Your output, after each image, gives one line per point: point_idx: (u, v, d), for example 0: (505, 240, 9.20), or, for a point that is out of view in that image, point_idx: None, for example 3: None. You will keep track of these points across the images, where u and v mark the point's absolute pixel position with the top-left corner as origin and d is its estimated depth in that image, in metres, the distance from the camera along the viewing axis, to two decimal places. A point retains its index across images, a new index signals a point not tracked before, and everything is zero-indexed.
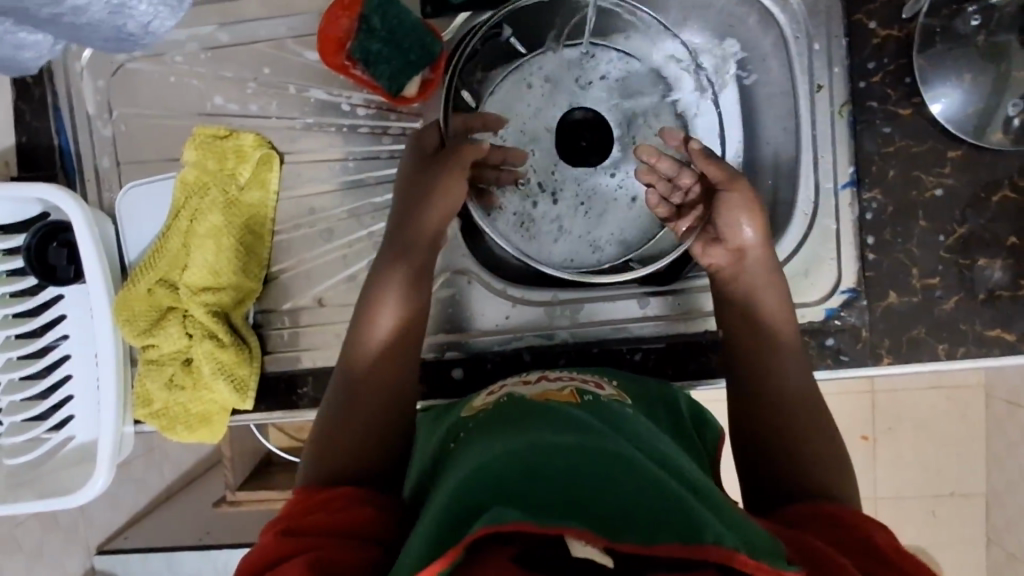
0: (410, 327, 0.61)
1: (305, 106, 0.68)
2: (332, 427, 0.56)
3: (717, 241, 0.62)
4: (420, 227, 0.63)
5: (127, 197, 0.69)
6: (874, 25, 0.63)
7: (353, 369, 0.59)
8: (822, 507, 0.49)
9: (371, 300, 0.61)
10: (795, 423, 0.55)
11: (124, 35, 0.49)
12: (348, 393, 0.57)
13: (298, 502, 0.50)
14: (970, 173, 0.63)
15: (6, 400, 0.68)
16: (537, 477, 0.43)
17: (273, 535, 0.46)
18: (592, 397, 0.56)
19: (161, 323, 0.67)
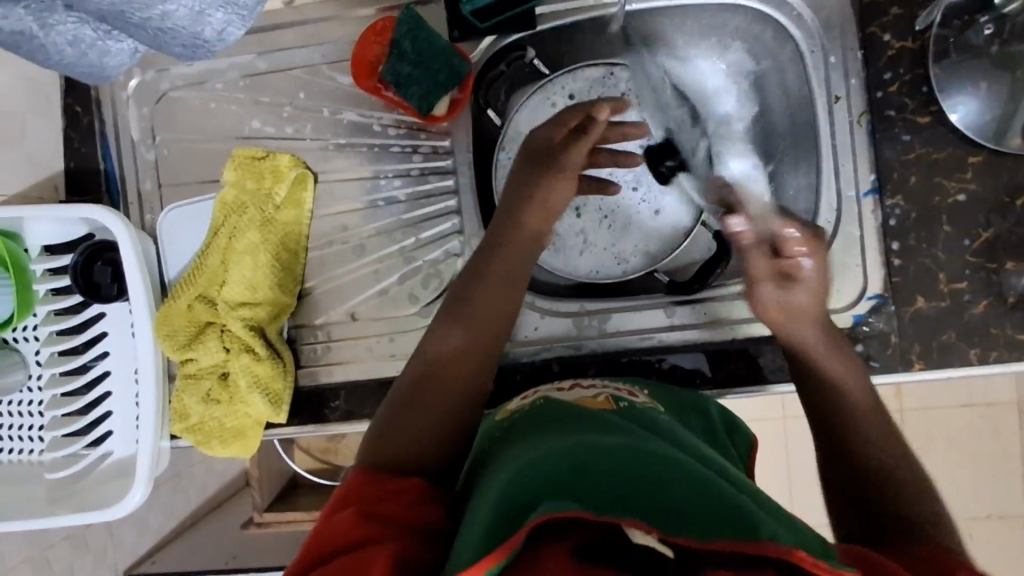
0: (484, 355, 0.61)
1: (338, 127, 0.71)
2: (378, 438, 0.54)
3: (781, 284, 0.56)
4: (498, 258, 0.63)
5: (168, 218, 0.72)
6: (889, 37, 0.65)
7: (424, 376, 0.58)
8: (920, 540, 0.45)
9: (447, 319, 0.61)
10: (878, 461, 0.52)
11: (194, 38, 0.45)
12: (408, 399, 0.56)
13: (368, 481, 0.50)
14: (992, 178, 0.64)
15: (48, 415, 0.70)
16: (585, 479, 0.44)
17: (350, 518, 0.46)
18: (627, 403, 0.57)
19: (200, 338, 0.69)
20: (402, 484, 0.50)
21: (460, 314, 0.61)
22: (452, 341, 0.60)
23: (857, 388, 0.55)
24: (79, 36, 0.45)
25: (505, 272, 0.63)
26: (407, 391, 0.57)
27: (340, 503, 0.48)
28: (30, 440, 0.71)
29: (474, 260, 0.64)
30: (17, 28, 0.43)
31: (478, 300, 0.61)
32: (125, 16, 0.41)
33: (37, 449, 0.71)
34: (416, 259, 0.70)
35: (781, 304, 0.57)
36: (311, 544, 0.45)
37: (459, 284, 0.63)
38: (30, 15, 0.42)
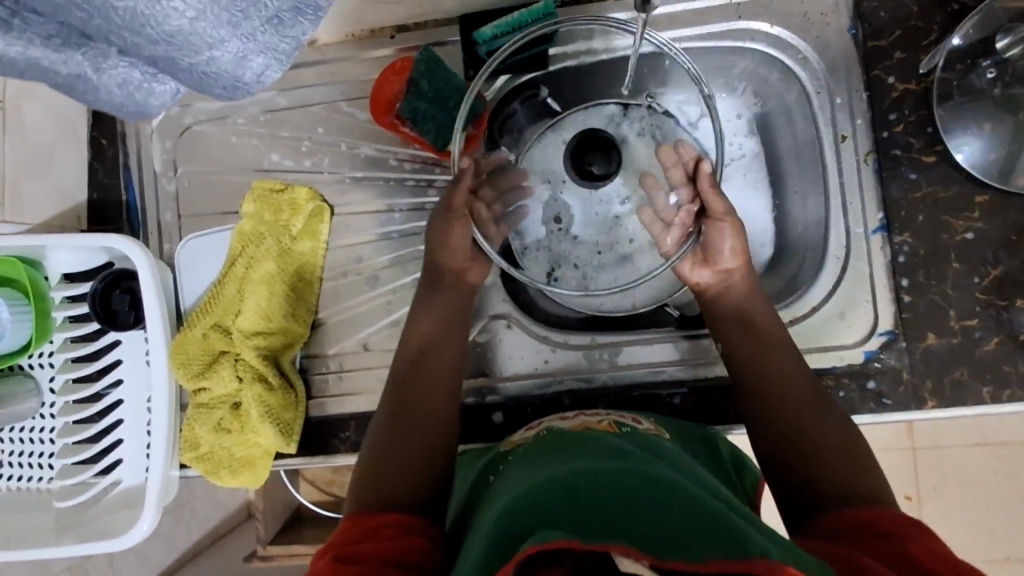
0: (446, 383, 0.63)
1: (355, 161, 0.73)
2: (369, 470, 0.57)
3: (705, 263, 0.66)
4: (446, 296, 0.67)
5: (187, 247, 0.73)
6: (893, 79, 0.67)
7: (392, 414, 0.60)
8: (856, 510, 0.49)
9: (416, 348, 0.64)
10: (813, 435, 0.56)
11: (236, 82, 0.39)
12: (389, 429, 0.59)
13: (353, 525, 0.52)
14: (1000, 216, 0.65)
15: (60, 442, 0.71)
16: (575, 502, 0.45)
17: (325, 562, 0.47)
18: (630, 428, 0.58)
19: (213, 367, 0.69)
20: (384, 523, 0.52)
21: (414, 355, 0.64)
22: (423, 370, 0.63)
23: (789, 366, 0.60)
24: (126, 78, 0.39)
25: (456, 306, 0.66)
26: (384, 431, 0.60)
27: (322, 550, 0.50)
28: (40, 467, 0.71)
29: (426, 302, 0.67)
30: (72, 72, 0.37)
31: (433, 330, 0.65)
32: (172, 61, 0.35)
33: (47, 476, 0.71)
34: None
35: (692, 280, 0.67)
36: None
37: (416, 318, 0.66)
38: (86, 59, 0.36)
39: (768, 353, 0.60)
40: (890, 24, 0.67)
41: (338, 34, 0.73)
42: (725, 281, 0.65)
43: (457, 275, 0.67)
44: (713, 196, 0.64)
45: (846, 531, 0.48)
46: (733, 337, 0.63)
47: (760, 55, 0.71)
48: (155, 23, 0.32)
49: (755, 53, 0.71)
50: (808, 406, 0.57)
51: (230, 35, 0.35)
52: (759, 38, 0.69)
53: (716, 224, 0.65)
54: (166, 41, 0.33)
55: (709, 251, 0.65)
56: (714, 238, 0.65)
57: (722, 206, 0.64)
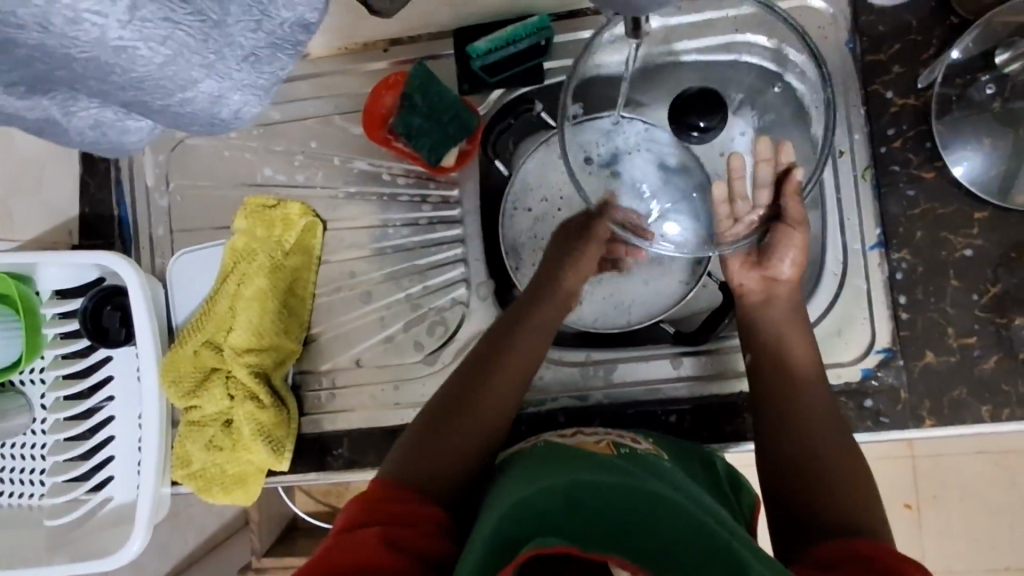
0: (518, 385, 0.62)
1: (348, 176, 0.72)
2: (409, 456, 0.57)
3: (757, 266, 0.66)
4: (532, 301, 0.66)
5: (179, 263, 0.72)
6: (891, 94, 0.66)
7: (461, 401, 0.60)
8: (852, 542, 0.48)
9: (504, 348, 0.63)
10: (823, 466, 0.55)
11: (214, 120, 0.39)
12: (445, 424, 0.59)
13: (386, 501, 0.52)
14: (999, 233, 0.64)
15: (51, 459, 0.70)
16: (577, 514, 0.44)
17: (374, 535, 0.47)
18: (628, 449, 0.57)
19: (205, 384, 0.68)
20: (421, 511, 0.51)
21: (495, 349, 0.63)
22: (504, 374, 0.62)
23: (819, 396, 0.60)
24: (100, 119, 0.39)
25: (548, 322, 0.65)
26: (441, 414, 0.59)
27: (362, 518, 0.50)
28: (31, 484, 0.70)
29: (523, 303, 0.65)
30: (39, 117, 0.38)
31: (527, 337, 0.63)
32: (144, 104, 0.36)
33: (38, 493, 0.70)
34: (423, 307, 0.70)
35: (738, 280, 0.67)
36: (329, 551, 0.47)
37: (513, 317, 0.65)
38: (54, 103, 0.37)
39: (784, 377, 0.60)
40: (888, 38, 0.66)
41: (330, 48, 0.72)
42: (768, 292, 0.65)
43: (547, 292, 0.66)
44: (794, 200, 0.64)
45: (837, 562, 0.47)
46: (756, 364, 0.63)
47: (758, 69, 0.70)
48: (121, 70, 0.33)
49: (751, 67, 0.71)
50: (831, 433, 0.57)
51: (204, 76, 0.35)
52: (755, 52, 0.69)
53: (789, 229, 0.65)
54: (133, 86, 0.34)
55: (769, 255, 0.66)
56: (780, 243, 0.65)
57: (800, 213, 0.64)
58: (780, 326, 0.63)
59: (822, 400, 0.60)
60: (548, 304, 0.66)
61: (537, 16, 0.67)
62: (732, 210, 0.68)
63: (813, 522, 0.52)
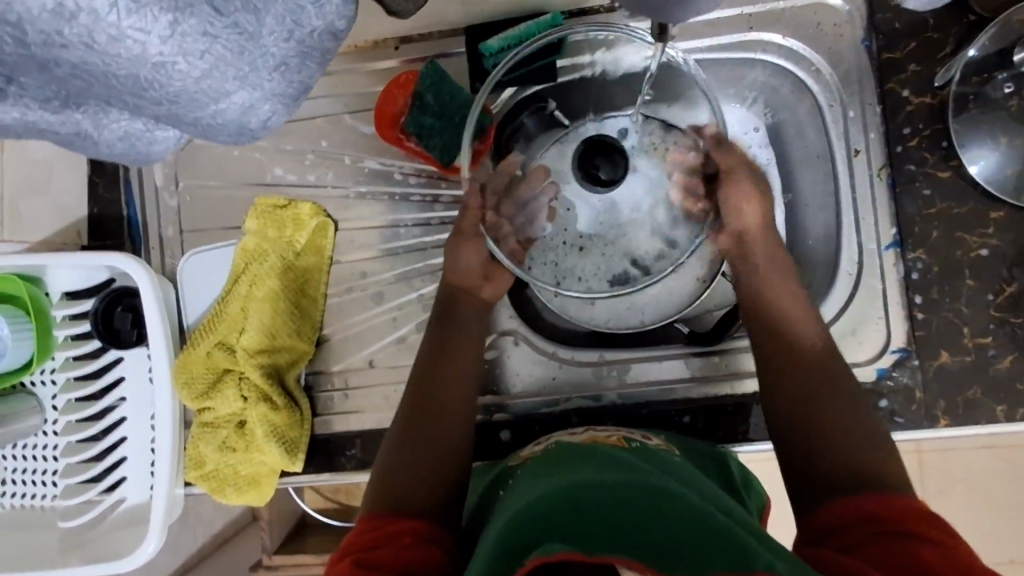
0: (467, 386, 0.63)
1: (359, 176, 0.72)
2: (386, 476, 0.58)
3: (720, 229, 0.69)
4: (466, 308, 0.66)
5: (189, 263, 0.72)
6: (907, 92, 0.65)
7: (413, 412, 0.61)
8: (860, 502, 0.48)
9: (442, 347, 0.64)
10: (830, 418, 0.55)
11: (244, 130, 0.39)
12: (405, 433, 0.60)
13: (368, 528, 0.53)
14: (1015, 232, 0.63)
15: (63, 461, 0.70)
16: (581, 515, 0.42)
17: (345, 566, 0.49)
18: (639, 444, 0.57)
19: (218, 386, 0.68)
20: (398, 527, 0.53)
21: (434, 358, 0.64)
22: (451, 368, 0.64)
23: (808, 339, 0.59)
24: (129, 130, 0.40)
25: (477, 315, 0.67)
26: (404, 425, 0.61)
27: (339, 553, 0.51)
28: (44, 485, 0.70)
29: (446, 308, 0.66)
30: (72, 130, 0.39)
31: (458, 335, 0.65)
32: (177, 116, 0.37)
33: (50, 495, 0.70)
34: None
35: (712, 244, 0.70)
36: None
37: (443, 318, 0.66)
38: (87, 116, 0.38)
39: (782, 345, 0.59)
40: (904, 36, 0.66)
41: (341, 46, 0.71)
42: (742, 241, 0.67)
43: (468, 291, 0.67)
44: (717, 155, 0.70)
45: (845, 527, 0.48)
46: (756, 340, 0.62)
47: (773, 66, 0.70)
48: (158, 84, 0.34)
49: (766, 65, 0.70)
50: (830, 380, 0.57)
51: (237, 88, 0.35)
52: (771, 50, 0.68)
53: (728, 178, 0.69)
54: (169, 100, 0.35)
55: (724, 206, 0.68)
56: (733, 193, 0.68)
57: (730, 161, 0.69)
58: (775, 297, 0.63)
59: (819, 358, 0.58)
60: (474, 301, 0.67)
61: (549, 13, 0.66)
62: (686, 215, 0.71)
63: (822, 474, 0.52)
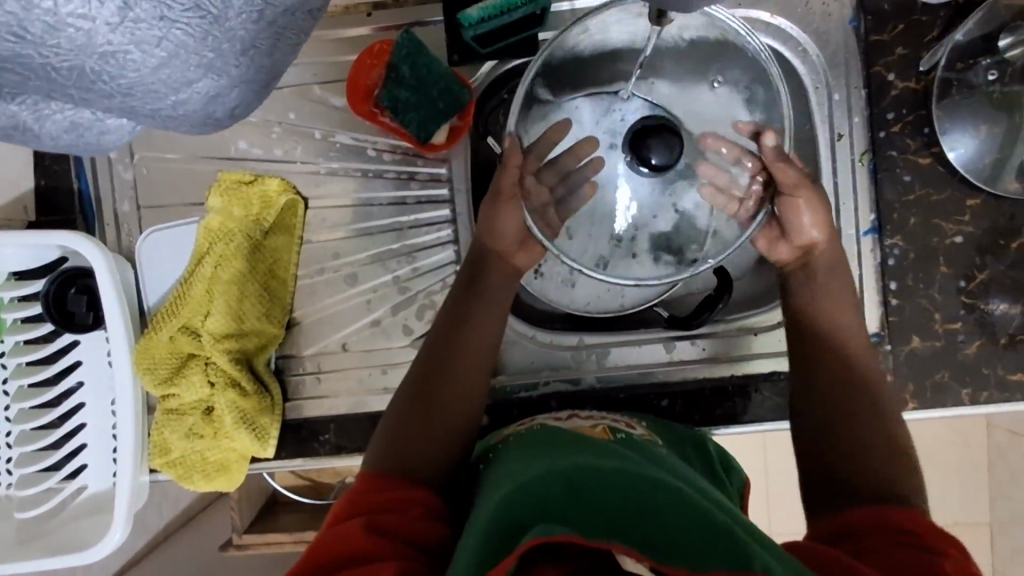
0: (484, 364, 0.61)
1: (330, 151, 0.68)
2: (394, 442, 0.56)
3: (783, 238, 0.65)
4: (493, 276, 0.64)
5: (147, 242, 0.68)
6: (892, 77, 0.65)
7: (429, 386, 0.59)
8: (874, 516, 0.49)
9: (466, 316, 0.62)
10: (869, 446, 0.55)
11: (209, 119, 0.36)
12: (421, 399, 0.58)
13: (376, 492, 0.51)
14: (989, 219, 0.64)
15: (17, 450, 0.66)
16: (578, 501, 0.42)
17: (356, 528, 0.47)
18: (625, 434, 0.56)
19: (182, 371, 0.65)
20: (410, 495, 0.51)
21: (455, 329, 0.61)
22: (474, 336, 0.61)
23: (855, 364, 0.59)
24: (76, 120, 0.36)
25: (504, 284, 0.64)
26: (419, 389, 0.59)
27: (346, 513, 0.49)
28: None
29: (470, 270, 0.64)
30: (12, 123, 0.36)
31: (484, 301, 0.63)
32: (132, 108, 0.33)
33: (4, 484, 0.66)
34: (411, 290, 0.68)
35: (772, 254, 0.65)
36: (318, 545, 0.46)
37: (469, 279, 0.64)
38: (25, 107, 0.35)
39: (836, 371, 0.58)
40: (891, 18, 0.65)
41: None
42: (805, 255, 0.64)
43: (501, 256, 0.64)
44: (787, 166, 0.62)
45: (867, 533, 0.49)
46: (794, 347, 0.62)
47: None
48: (108, 77, 0.31)
49: None
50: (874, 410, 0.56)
51: (200, 77, 0.32)
52: (758, 28, 0.67)
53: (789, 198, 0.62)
54: (122, 93, 0.32)
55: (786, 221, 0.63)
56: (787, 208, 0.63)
57: (794, 177, 0.62)
58: (841, 324, 0.60)
59: (869, 392, 0.57)
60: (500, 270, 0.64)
61: None
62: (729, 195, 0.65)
63: (839, 482, 0.54)
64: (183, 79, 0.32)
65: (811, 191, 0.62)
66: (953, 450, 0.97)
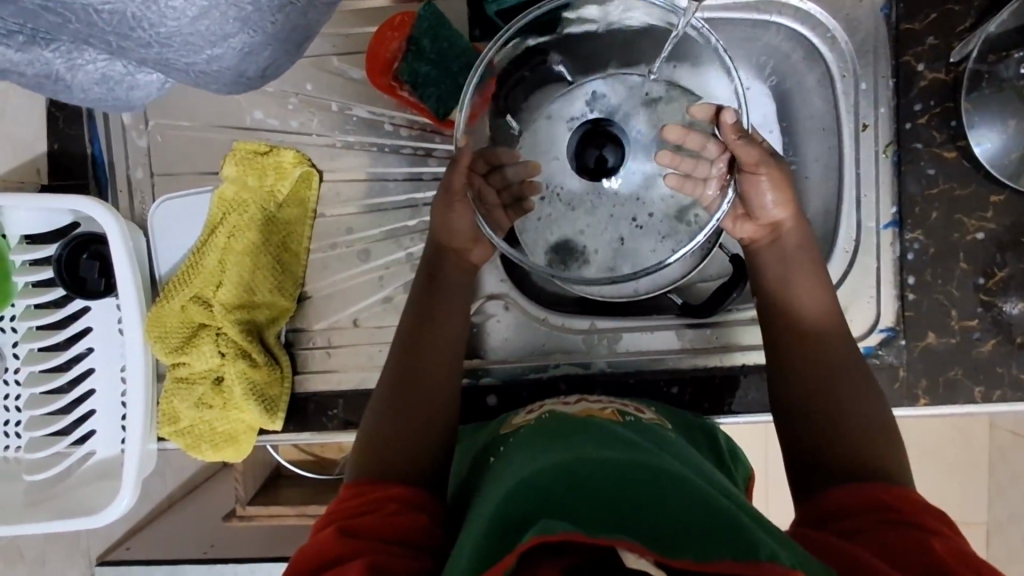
0: (454, 361, 0.62)
1: (346, 124, 0.68)
2: (371, 437, 0.56)
3: (748, 217, 0.63)
4: (453, 270, 0.64)
5: (161, 210, 0.68)
6: (922, 67, 0.64)
7: (401, 386, 0.59)
8: (872, 490, 0.47)
9: (427, 312, 0.62)
10: (853, 420, 0.53)
11: (245, 80, 0.36)
12: (393, 389, 0.59)
13: (355, 494, 0.51)
14: (1011, 217, 0.63)
15: (27, 413, 0.66)
16: (582, 494, 0.42)
17: (328, 534, 0.46)
18: (633, 418, 0.56)
19: (194, 341, 0.65)
20: (387, 493, 0.51)
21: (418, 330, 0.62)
22: (436, 329, 0.62)
23: (833, 345, 0.57)
24: (107, 73, 0.36)
25: (464, 275, 0.65)
26: (392, 383, 0.59)
27: (325, 520, 0.49)
28: (6, 437, 0.67)
29: (431, 269, 0.64)
30: (42, 72, 0.36)
31: (444, 296, 0.63)
32: (168, 63, 0.33)
33: (14, 446, 0.67)
34: None
35: (737, 233, 0.64)
36: (298, 556, 0.46)
37: (433, 274, 0.64)
38: (57, 56, 0.35)
39: (803, 359, 0.57)
40: (925, 6, 0.63)
41: None
42: (775, 233, 0.62)
43: (456, 254, 0.64)
44: (744, 146, 0.60)
45: (857, 511, 0.47)
46: (768, 322, 0.60)
47: (787, 30, 0.67)
48: (148, 26, 0.30)
49: (780, 29, 0.67)
50: (853, 392, 0.55)
51: (236, 31, 0.32)
52: (786, 13, 0.66)
53: (751, 175, 0.61)
54: (159, 43, 0.31)
55: (751, 202, 0.62)
56: (751, 187, 0.61)
57: (755, 155, 0.60)
58: (804, 312, 0.59)
59: (847, 367, 0.56)
60: (460, 264, 0.64)
61: None
62: (694, 178, 0.66)
63: (823, 467, 0.52)
64: (225, 30, 0.31)
65: (773, 168, 0.61)
66: (955, 448, 0.97)
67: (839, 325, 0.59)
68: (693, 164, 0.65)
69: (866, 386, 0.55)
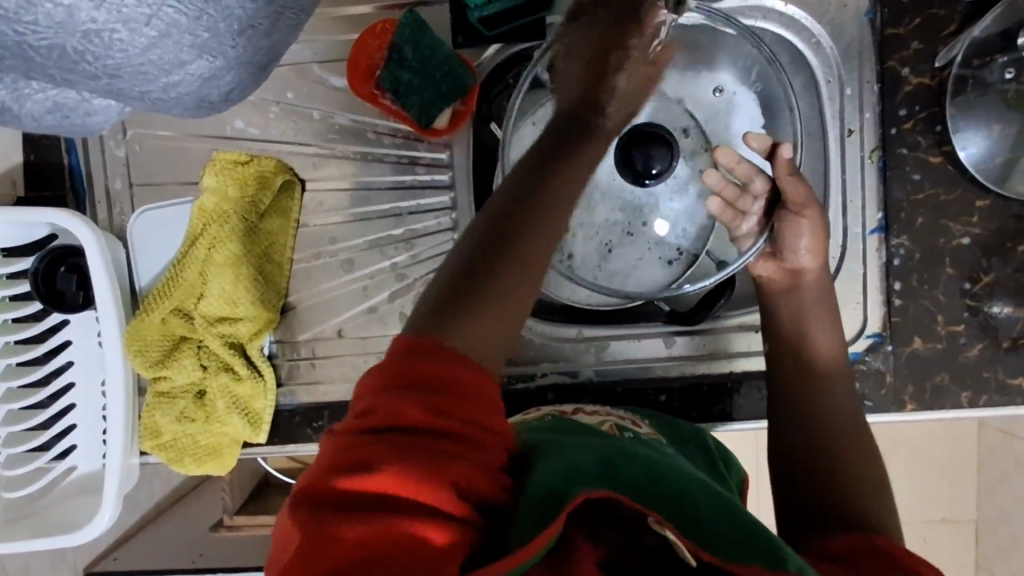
0: (524, 300, 0.42)
1: (329, 132, 0.67)
2: (450, 310, 0.39)
3: (772, 256, 0.62)
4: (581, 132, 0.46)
5: (141, 220, 0.67)
6: (906, 72, 0.64)
7: (497, 243, 0.41)
8: (869, 538, 0.46)
9: (543, 173, 0.44)
10: (839, 451, 0.55)
11: (201, 100, 0.38)
12: (500, 232, 0.41)
13: (455, 399, 0.36)
14: (996, 221, 0.63)
15: (5, 430, 0.65)
16: (614, 475, 0.41)
17: (417, 436, 0.35)
18: (633, 432, 0.54)
19: (175, 355, 0.65)
20: (490, 420, 0.37)
21: (504, 238, 0.41)
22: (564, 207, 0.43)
23: (840, 395, 0.57)
24: (59, 101, 0.38)
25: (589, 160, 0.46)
26: (497, 226, 0.41)
27: (402, 398, 0.36)
28: None
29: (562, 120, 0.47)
30: None
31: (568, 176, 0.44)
32: (124, 91, 0.35)
33: None
34: (409, 276, 0.67)
35: (755, 271, 0.63)
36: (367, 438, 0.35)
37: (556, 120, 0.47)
38: (4, 88, 0.35)
39: (804, 389, 0.58)
40: (909, 11, 0.63)
41: None
42: (793, 280, 0.61)
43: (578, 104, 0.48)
44: (789, 182, 0.59)
45: (852, 555, 0.45)
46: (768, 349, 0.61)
47: (772, 35, 0.66)
48: (93, 58, 0.32)
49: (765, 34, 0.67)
50: (847, 427, 0.56)
51: (193, 58, 0.34)
52: (771, 18, 0.65)
53: (794, 216, 0.60)
54: (109, 74, 0.33)
55: (782, 245, 0.61)
56: (789, 233, 0.60)
57: (802, 194, 0.59)
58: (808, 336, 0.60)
59: (849, 416, 0.57)
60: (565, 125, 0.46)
61: None
62: (735, 208, 0.64)
63: (810, 501, 0.53)
64: (171, 58, 0.34)
65: (816, 212, 0.59)
66: (942, 449, 0.97)
67: (833, 347, 0.59)
68: (738, 194, 0.64)
69: (858, 424, 0.56)
